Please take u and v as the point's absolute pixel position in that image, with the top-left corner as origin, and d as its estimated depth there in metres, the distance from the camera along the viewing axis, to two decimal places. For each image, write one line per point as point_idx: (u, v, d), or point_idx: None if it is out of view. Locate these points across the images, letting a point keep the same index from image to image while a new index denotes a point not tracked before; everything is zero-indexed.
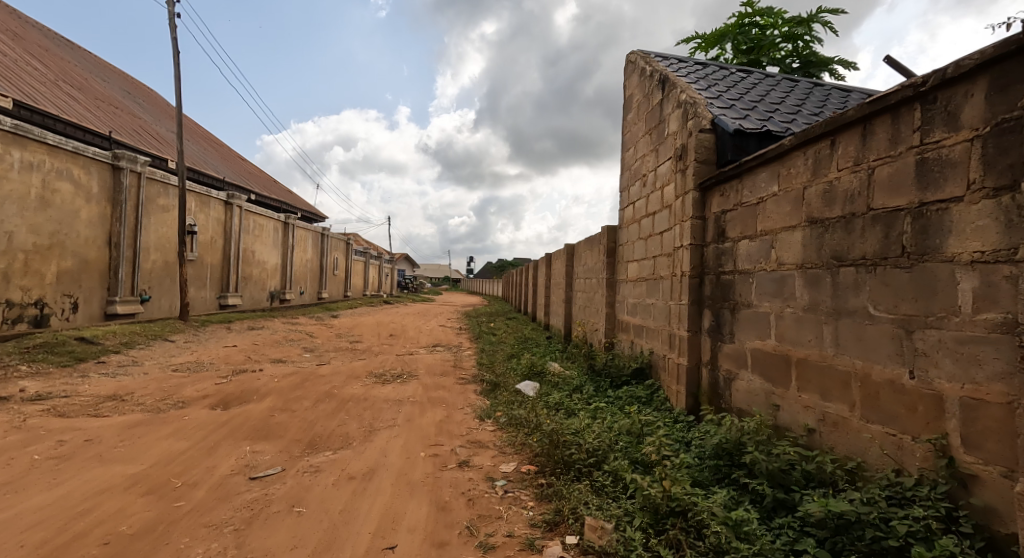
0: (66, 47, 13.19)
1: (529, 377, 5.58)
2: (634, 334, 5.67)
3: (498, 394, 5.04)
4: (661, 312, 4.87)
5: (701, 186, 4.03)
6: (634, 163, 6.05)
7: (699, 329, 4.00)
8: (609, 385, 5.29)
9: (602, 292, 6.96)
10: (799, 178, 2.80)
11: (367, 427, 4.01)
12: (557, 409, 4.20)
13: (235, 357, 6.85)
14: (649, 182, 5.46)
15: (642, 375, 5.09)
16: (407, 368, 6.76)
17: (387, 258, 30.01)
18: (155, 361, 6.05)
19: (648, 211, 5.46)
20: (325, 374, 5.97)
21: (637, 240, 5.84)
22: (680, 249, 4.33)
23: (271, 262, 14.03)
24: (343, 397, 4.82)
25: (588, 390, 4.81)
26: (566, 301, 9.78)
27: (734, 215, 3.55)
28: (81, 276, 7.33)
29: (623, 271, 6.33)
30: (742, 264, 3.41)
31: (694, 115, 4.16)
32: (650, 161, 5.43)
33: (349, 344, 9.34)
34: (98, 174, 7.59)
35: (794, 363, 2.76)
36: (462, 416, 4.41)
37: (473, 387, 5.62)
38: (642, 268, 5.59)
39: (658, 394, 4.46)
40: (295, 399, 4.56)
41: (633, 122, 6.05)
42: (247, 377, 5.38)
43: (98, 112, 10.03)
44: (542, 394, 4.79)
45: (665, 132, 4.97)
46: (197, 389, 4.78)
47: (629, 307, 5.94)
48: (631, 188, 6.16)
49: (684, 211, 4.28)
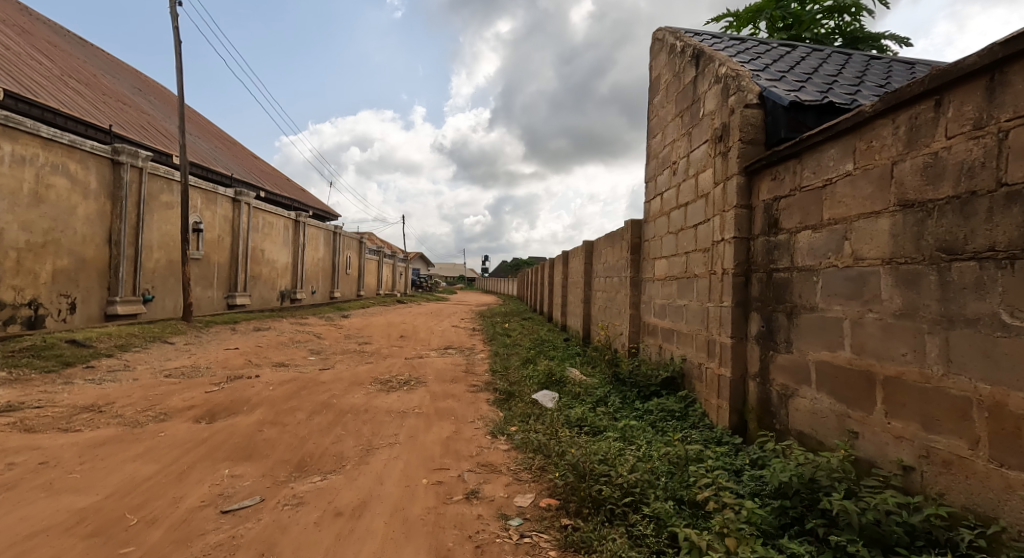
0: (77, 43, 13.07)
1: (547, 386, 5.08)
2: (663, 340, 5.13)
3: (513, 406, 4.56)
4: (696, 315, 4.34)
5: (747, 170, 3.48)
6: (662, 150, 5.49)
7: (745, 337, 3.46)
8: (636, 395, 4.78)
9: (625, 292, 6.43)
10: (886, 152, 2.26)
11: (365, 446, 3.55)
12: (579, 427, 3.70)
13: (234, 361, 6.47)
14: (680, 170, 4.91)
15: (673, 386, 4.59)
16: (416, 373, 6.31)
17: (402, 258, 29.73)
18: (148, 365, 5.69)
19: (680, 203, 4.92)
20: (326, 380, 5.53)
21: (666, 235, 5.30)
22: (720, 244, 3.79)
23: (281, 261, 13.74)
24: (342, 408, 4.37)
25: (614, 402, 4.32)
26: (584, 301, 9.23)
27: (791, 202, 3.00)
28: (78, 276, 7.06)
29: (649, 269, 5.79)
30: (801, 260, 2.87)
31: (738, 89, 3.61)
32: (682, 147, 4.88)
33: (357, 346, 8.94)
34: (97, 170, 7.31)
35: (880, 381, 2.22)
36: (473, 432, 3.92)
37: (486, 396, 5.13)
38: (672, 266, 5.06)
39: (693, 408, 3.95)
40: (288, 410, 4.12)
41: (662, 104, 5.51)
42: (241, 384, 4.96)
43: (104, 107, 9.83)
44: (562, 406, 4.31)
45: (701, 113, 4.42)
46: (183, 398, 4.37)
47: (657, 309, 5.41)
48: (658, 177, 5.62)
49: (725, 200, 3.73)
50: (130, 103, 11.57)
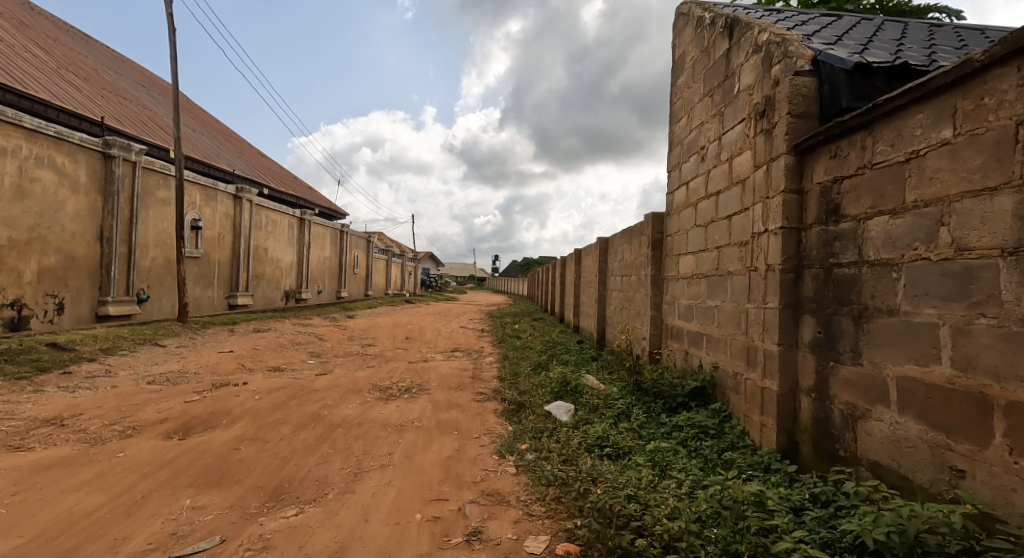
0: (80, 39, 12.89)
1: (562, 395, 4.60)
2: (691, 346, 4.63)
3: (524, 420, 4.09)
4: (731, 317, 3.83)
5: (797, 148, 2.96)
6: (688, 135, 4.97)
7: (796, 345, 2.95)
8: (662, 407, 4.27)
9: (646, 291, 5.92)
10: (1006, 111, 1.78)
11: (353, 469, 3.09)
12: (600, 449, 3.20)
13: (227, 365, 6.07)
14: (710, 156, 4.41)
15: (703, 397, 4.09)
16: (418, 379, 5.85)
17: (411, 258, 29.42)
18: (132, 371, 5.30)
19: (710, 192, 4.40)
20: (320, 387, 5.09)
21: (693, 228, 4.78)
22: (763, 236, 3.26)
23: (286, 261, 13.41)
24: (333, 421, 3.92)
25: (638, 416, 3.83)
26: (599, 301, 8.71)
27: (859, 183, 2.49)
28: (67, 275, 6.73)
29: (673, 266, 5.28)
30: (874, 252, 2.35)
31: (784, 55, 3.10)
32: (712, 130, 4.36)
33: (360, 349, 8.51)
34: (87, 163, 6.99)
35: (1002, 408, 1.74)
36: (478, 452, 3.46)
37: (493, 407, 4.66)
38: (701, 263, 4.54)
39: (729, 424, 3.45)
40: (271, 424, 3.68)
41: (687, 84, 5.00)
42: (227, 392, 4.54)
43: (103, 101, 9.55)
44: (579, 420, 3.82)
45: (736, 89, 3.90)
46: (159, 408, 3.95)
47: (683, 311, 4.90)
48: (683, 164, 5.11)
49: (769, 184, 3.21)
50: (131, 98, 11.31)
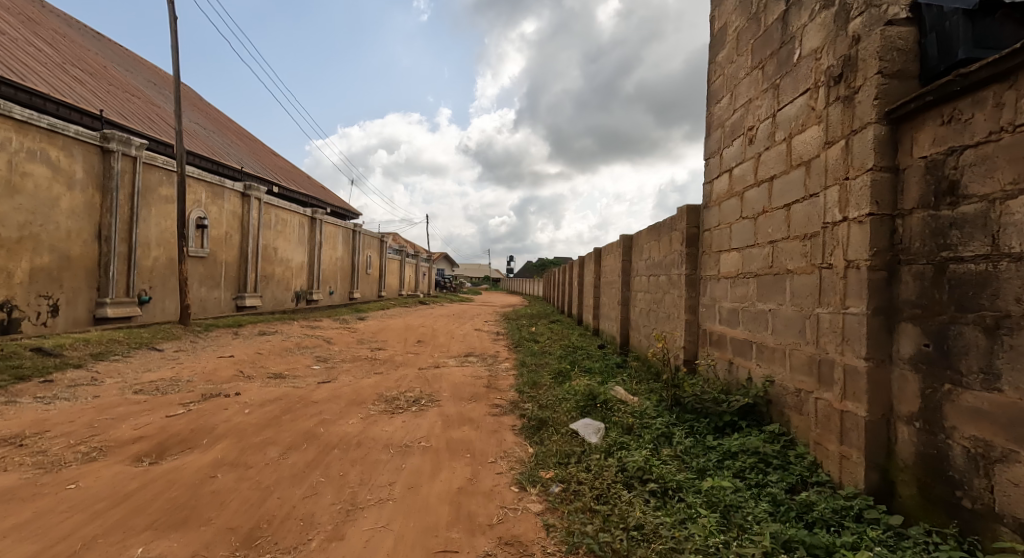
0: (92, 36, 12.74)
1: (588, 412, 4.05)
2: (736, 355, 4.06)
3: (547, 441, 3.55)
4: (792, 322, 3.26)
5: (890, 116, 2.39)
6: (731, 116, 4.39)
7: (891, 359, 2.37)
8: (706, 425, 3.71)
9: (680, 293, 5.35)
10: None
11: (345, 505, 2.60)
12: (643, 488, 2.65)
13: (224, 372, 5.64)
14: (760, 137, 3.83)
15: (754, 416, 3.55)
16: (428, 388, 5.37)
17: (426, 258, 29.08)
18: (119, 379, 4.89)
19: (761, 178, 3.81)
20: (319, 398, 4.61)
21: (738, 222, 4.20)
22: (839, 225, 2.68)
23: (296, 261, 13.08)
24: (329, 441, 3.43)
25: (681, 437, 3.30)
26: (623, 303, 8.12)
27: (993, 152, 1.94)
28: (62, 275, 6.42)
29: (713, 265, 4.70)
30: (1019, 243, 1.84)
31: (867, 3, 2.52)
32: (763, 107, 3.78)
33: (369, 353, 8.07)
34: (83, 158, 6.68)
35: None
36: (494, 483, 2.94)
37: (511, 423, 4.13)
38: (749, 260, 3.97)
39: (793, 450, 2.92)
40: (257, 446, 3.20)
41: (730, 58, 4.41)
42: (217, 404, 4.08)
43: (107, 96, 9.26)
44: (612, 443, 3.30)
45: (796, 56, 3.31)
46: (135, 425, 3.50)
47: (726, 315, 4.33)
48: (724, 149, 4.53)
49: (847, 162, 2.63)
50: (139, 95, 11.06)
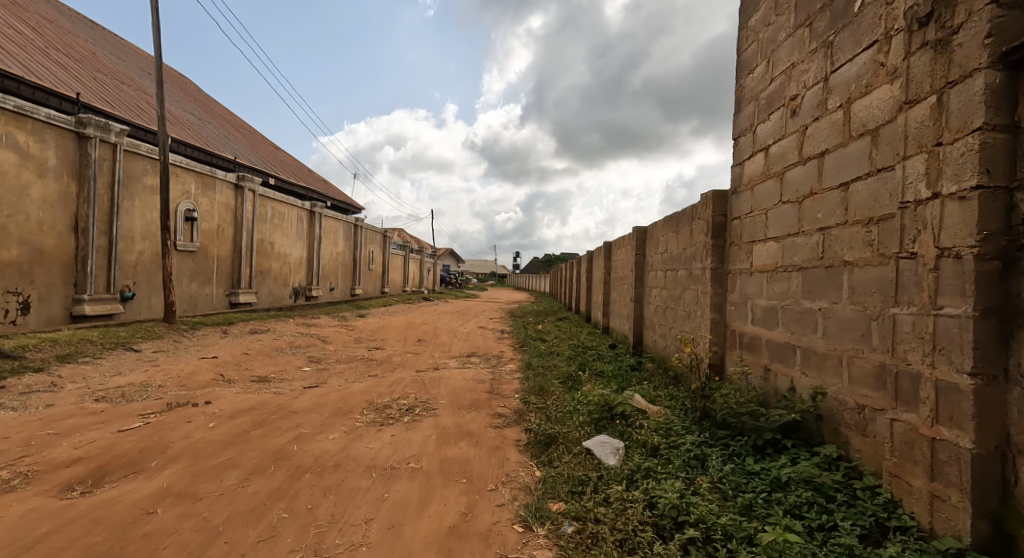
0: (83, 23, 12.31)
1: (602, 428, 3.51)
2: (774, 361, 3.52)
3: (558, 463, 3.04)
4: (854, 325, 2.70)
5: (1008, 59, 1.85)
6: (768, 87, 3.83)
7: (1006, 376, 1.84)
8: (742, 443, 3.17)
9: (703, 288, 4.80)
10: None
11: (306, 552, 2.10)
12: (682, 533, 2.13)
13: (203, 376, 5.16)
14: (808, 107, 3.26)
15: (801, 433, 3.01)
16: (424, 394, 4.87)
17: (432, 254, 28.56)
18: (82, 384, 4.42)
19: (807, 155, 3.25)
20: (300, 407, 4.11)
21: (776, 207, 3.65)
22: (926, 204, 2.13)
23: (294, 256, 12.62)
24: (300, 463, 2.92)
25: (718, 462, 2.77)
26: (636, 300, 7.56)
27: None
28: (33, 270, 6.00)
29: (744, 258, 4.14)
30: None
31: None
32: (812, 71, 3.22)
33: (365, 353, 7.58)
34: (56, 143, 6.24)
35: None
36: (494, 520, 2.44)
37: (515, 438, 3.61)
38: (791, 251, 3.42)
39: (858, 481, 2.38)
40: (214, 470, 2.71)
41: (767, 18, 3.84)
42: (181, 415, 3.60)
43: (92, 82, 8.83)
44: (637, 469, 2.77)
45: (859, 3, 2.75)
46: (77, 442, 3.02)
47: (761, 315, 3.78)
48: (759, 124, 3.97)
49: (938, 124, 2.09)
50: (130, 82, 10.62)
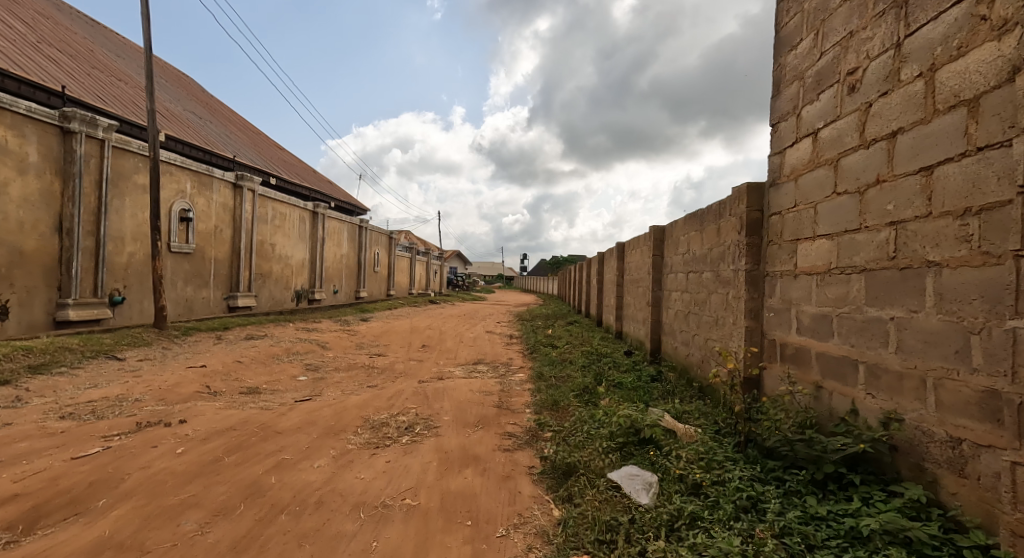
0: (83, 21, 12.03)
1: (628, 458, 3.02)
2: (827, 378, 3.01)
3: (580, 500, 2.57)
4: (945, 338, 2.23)
5: None
6: (817, 62, 3.33)
7: None
8: (797, 478, 2.67)
9: (735, 292, 4.30)
10: None
11: None
12: None
13: (186, 387, 4.73)
14: (871, 81, 2.77)
15: (870, 465, 2.52)
16: (426, 410, 4.41)
17: (437, 256, 28.16)
18: (51, 399, 4.01)
19: (872, 136, 2.75)
20: (287, 427, 3.66)
21: (827, 199, 3.15)
22: None
23: (296, 258, 12.25)
24: (274, 500, 2.48)
25: (778, 506, 2.28)
26: (654, 304, 7.05)
27: None
28: (12, 273, 5.64)
29: (786, 258, 3.64)
30: None
31: None
32: (878, 37, 2.73)
33: (366, 360, 7.13)
34: (39, 139, 5.89)
35: None
36: None
37: (528, 466, 3.13)
38: (849, 249, 2.91)
39: (962, 538, 1.93)
40: (172, 512, 2.28)
41: None
42: (149, 438, 3.17)
43: (86, 78, 8.51)
44: (678, 515, 2.30)
45: None
46: (19, 473, 2.59)
47: (809, 324, 3.27)
48: (806, 105, 3.47)
49: None
50: (127, 79, 10.30)
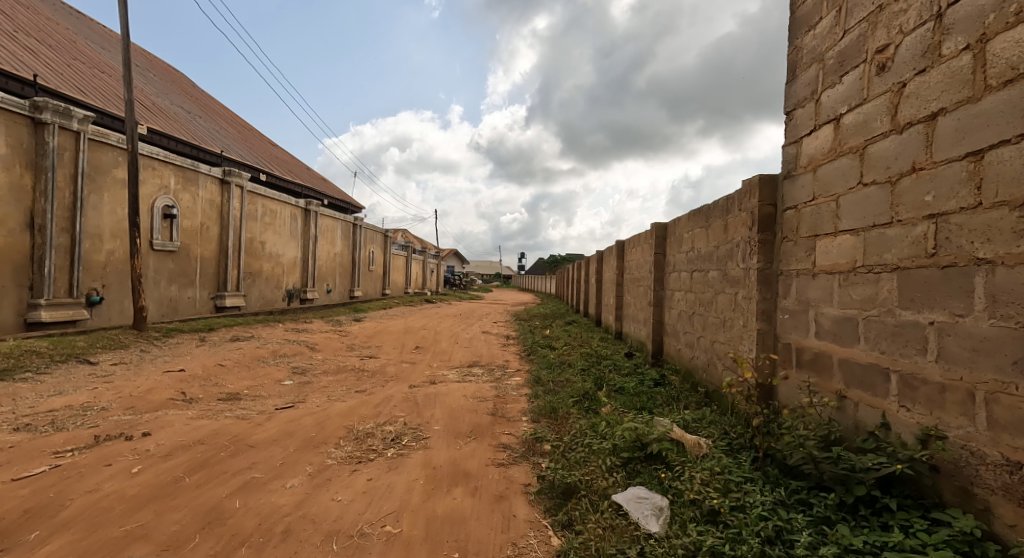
0: (66, 12, 11.66)
1: (634, 477, 2.72)
2: (853, 388, 2.73)
3: (583, 527, 2.29)
4: (1001, 346, 1.97)
5: None
6: (839, 42, 3.05)
7: None
8: (824, 501, 2.38)
9: (745, 292, 4.01)
10: None
11: None
12: None
13: (159, 394, 4.42)
14: (904, 58, 2.48)
15: (906, 487, 2.25)
16: (415, 419, 4.12)
17: (433, 254, 27.82)
18: (7, 409, 3.70)
19: (906, 119, 2.47)
20: (261, 439, 3.36)
21: (852, 191, 2.86)
22: None
23: (287, 256, 11.94)
24: (235, 530, 2.18)
25: (808, 538, 2.00)
26: (657, 304, 6.77)
27: None
28: None
29: (803, 256, 3.36)
30: None
31: None
32: (913, 7, 2.44)
33: (355, 363, 6.82)
34: (7, 130, 5.58)
35: None
36: None
37: (524, 485, 2.84)
38: (877, 245, 2.62)
39: None
40: (113, 546, 1.99)
41: None
42: (105, 454, 2.87)
43: (64, 69, 8.17)
44: (695, 549, 2.02)
45: None
46: None
47: (830, 328, 2.98)
48: (827, 89, 3.18)
49: None
50: (110, 71, 9.95)
